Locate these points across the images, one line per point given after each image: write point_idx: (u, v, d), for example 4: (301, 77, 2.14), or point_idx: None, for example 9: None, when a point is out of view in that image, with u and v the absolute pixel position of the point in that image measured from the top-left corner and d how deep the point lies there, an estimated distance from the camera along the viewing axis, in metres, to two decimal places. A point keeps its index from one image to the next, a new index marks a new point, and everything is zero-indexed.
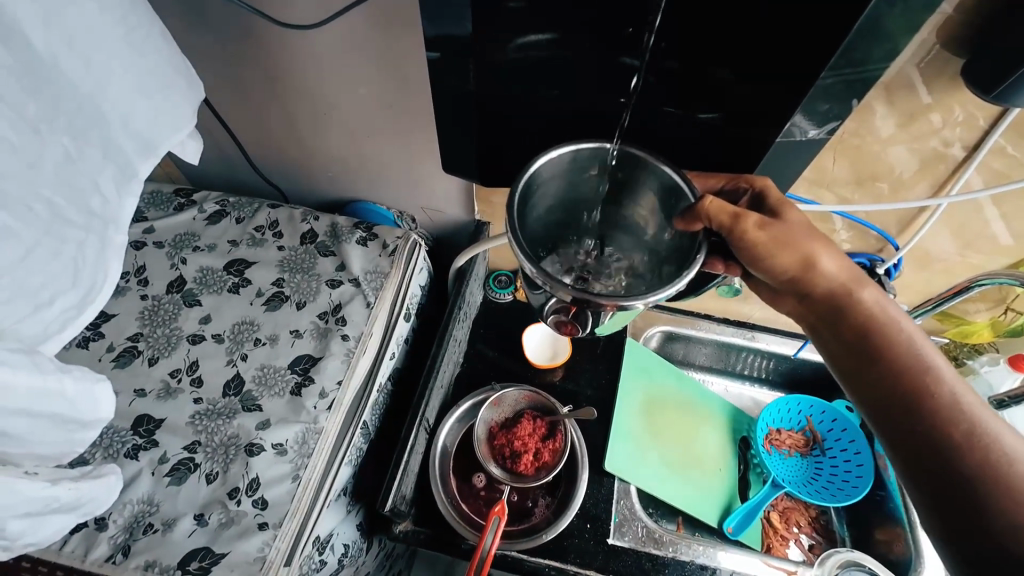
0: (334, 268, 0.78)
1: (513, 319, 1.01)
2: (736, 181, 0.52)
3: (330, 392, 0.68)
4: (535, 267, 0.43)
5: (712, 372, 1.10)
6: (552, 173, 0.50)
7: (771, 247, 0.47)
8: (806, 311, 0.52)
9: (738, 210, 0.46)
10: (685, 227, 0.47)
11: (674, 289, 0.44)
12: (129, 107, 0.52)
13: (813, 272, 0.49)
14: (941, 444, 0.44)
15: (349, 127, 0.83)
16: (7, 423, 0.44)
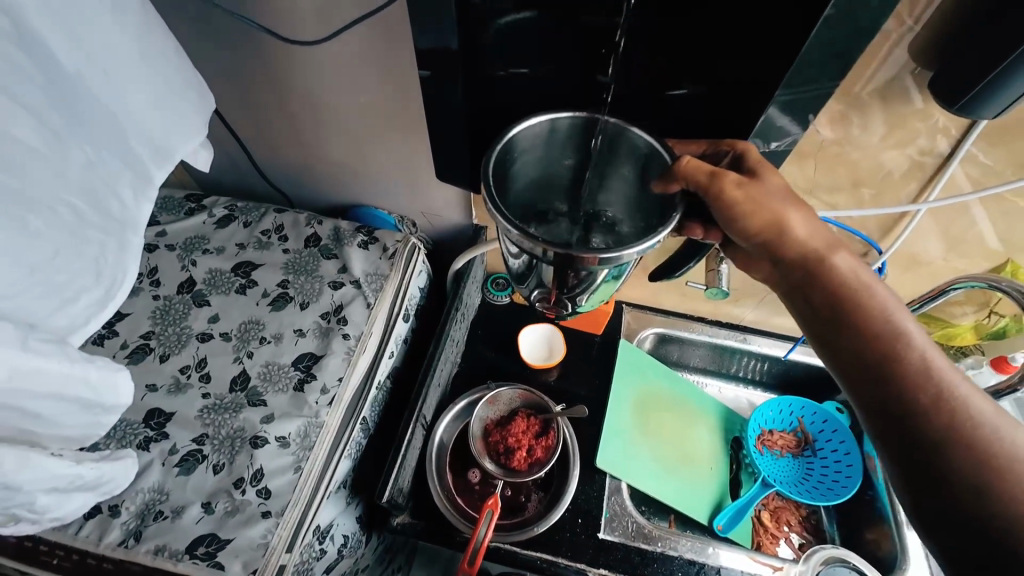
0: (336, 270, 0.82)
1: (510, 321, 1.04)
2: (717, 144, 0.52)
3: (331, 388, 0.71)
4: (513, 224, 0.44)
5: (707, 373, 1.13)
6: (530, 143, 0.51)
7: (746, 207, 0.48)
8: (780, 276, 0.52)
9: (716, 170, 0.47)
10: (662, 187, 0.48)
11: (652, 242, 0.44)
12: (145, 120, 0.56)
13: (785, 236, 0.49)
14: (906, 407, 0.45)
15: (352, 136, 0.87)
16: (37, 407, 0.49)
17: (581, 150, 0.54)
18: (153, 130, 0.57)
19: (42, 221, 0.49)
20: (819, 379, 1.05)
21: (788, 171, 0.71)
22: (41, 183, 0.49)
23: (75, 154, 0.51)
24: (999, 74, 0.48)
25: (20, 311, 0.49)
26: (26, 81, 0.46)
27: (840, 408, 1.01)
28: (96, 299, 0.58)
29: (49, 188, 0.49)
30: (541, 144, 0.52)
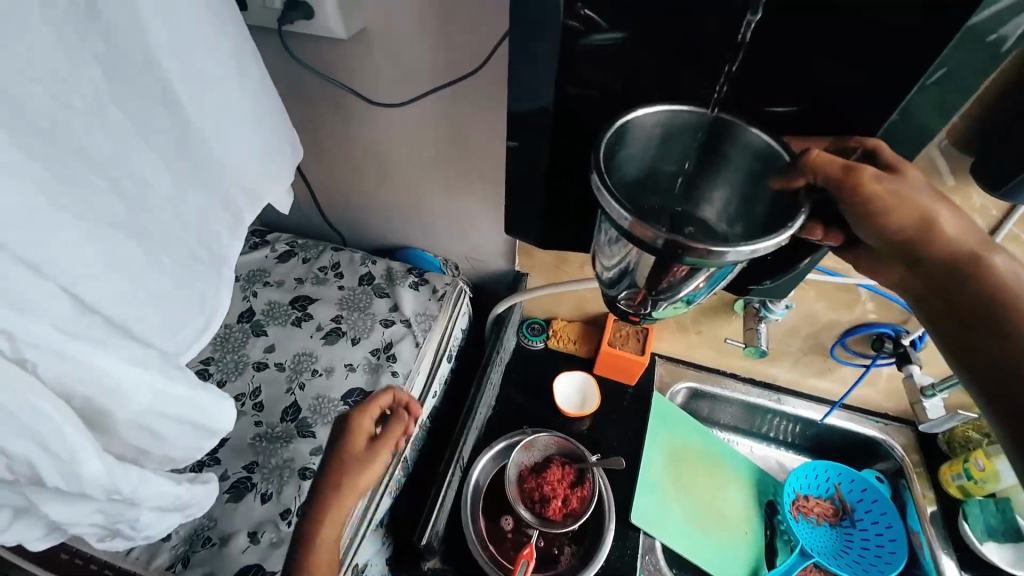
0: (387, 309, 0.85)
1: (545, 367, 1.06)
2: (842, 141, 0.43)
3: (378, 424, 0.73)
4: (617, 205, 0.37)
5: (738, 433, 1.11)
6: (631, 142, 0.41)
7: (891, 203, 0.37)
8: (917, 281, 0.43)
9: (850, 160, 0.36)
10: (783, 184, 0.38)
11: (777, 241, 0.36)
12: (247, 168, 0.61)
13: (933, 235, 0.40)
14: None
15: (410, 184, 0.93)
16: (161, 425, 0.49)
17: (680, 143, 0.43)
18: (254, 177, 0.62)
19: (170, 257, 0.53)
20: (856, 445, 1.03)
21: None
22: (172, 224, 0.53)
23: (197, 200, 0.56)
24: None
25: (145, 336, 0.51)
26: (167, 134, 0.51)
27: (879, 477, 0.99)
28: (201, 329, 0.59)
29: (177, 227, 0.54)
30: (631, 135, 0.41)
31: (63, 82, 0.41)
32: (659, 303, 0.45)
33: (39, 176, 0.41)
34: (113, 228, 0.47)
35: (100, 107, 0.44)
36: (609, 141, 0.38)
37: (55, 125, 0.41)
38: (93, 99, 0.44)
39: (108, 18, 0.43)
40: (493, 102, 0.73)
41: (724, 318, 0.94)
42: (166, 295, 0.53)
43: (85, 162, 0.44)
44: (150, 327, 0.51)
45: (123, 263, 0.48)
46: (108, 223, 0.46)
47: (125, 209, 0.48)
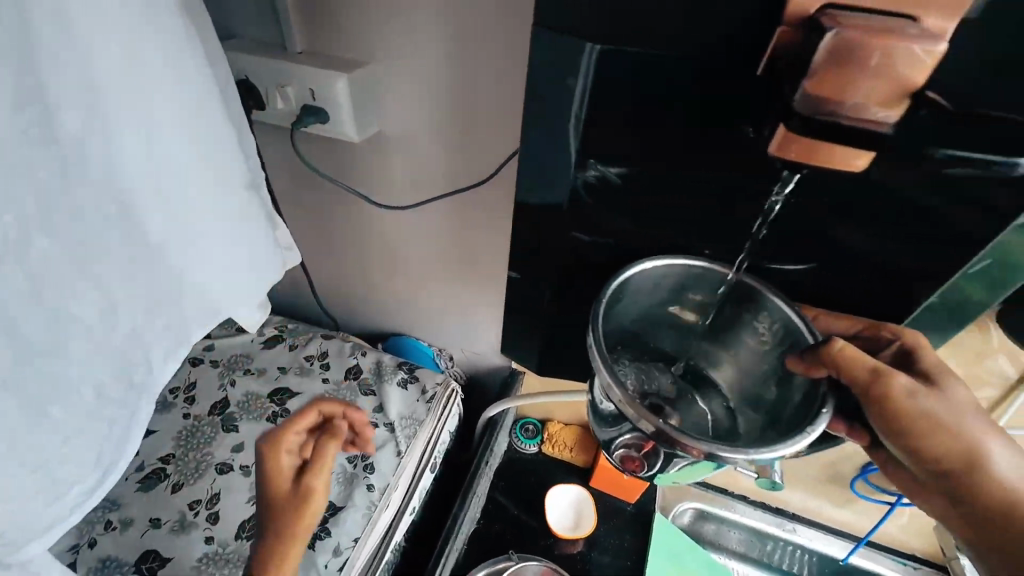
0: (371, 409, 0.79)
1: (538, 475, 0.97)
2: (876, 328, 0.49)
3: (344, 550, 0.65)
4: (609, 376, 0.41)
5: (746, 563, 0.99)
6: (641, 287, 0.51)
7: (925, 429, 0.40)
8: (953, 511, 0.42)
9: (877, 365, 0.41)
10: (802, 370, 0.44)
11: (778, 450, 0.39)
12: (196, 259, 0.48)
13: (979, 476, 0.39)
14: None
15: (411, 275, 0.91)
16: None
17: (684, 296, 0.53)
18: (258, 288, 0.56)
19: (145, 382, 0.46)
20: None
21: None
22: (134, 355, 0.44)
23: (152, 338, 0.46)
24: None
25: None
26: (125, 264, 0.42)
27: None
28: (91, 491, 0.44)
29: (159, 351, 0.47)
30: (659, 284, 0.52)
31: (35, 208, 0.35)
32: (669, 461, 0.44)
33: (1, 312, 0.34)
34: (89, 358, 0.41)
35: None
36: (603, 298, 0.46)
37: (39, 254, 0.36)
38: (109, 218, 0.40)
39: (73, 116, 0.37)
40: (500, 208, 0.73)
41: None
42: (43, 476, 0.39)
43: (73, 283, 0.38)
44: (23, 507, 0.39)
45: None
46: (84, 356, 0.40)
47: (81, 352, 0.40)
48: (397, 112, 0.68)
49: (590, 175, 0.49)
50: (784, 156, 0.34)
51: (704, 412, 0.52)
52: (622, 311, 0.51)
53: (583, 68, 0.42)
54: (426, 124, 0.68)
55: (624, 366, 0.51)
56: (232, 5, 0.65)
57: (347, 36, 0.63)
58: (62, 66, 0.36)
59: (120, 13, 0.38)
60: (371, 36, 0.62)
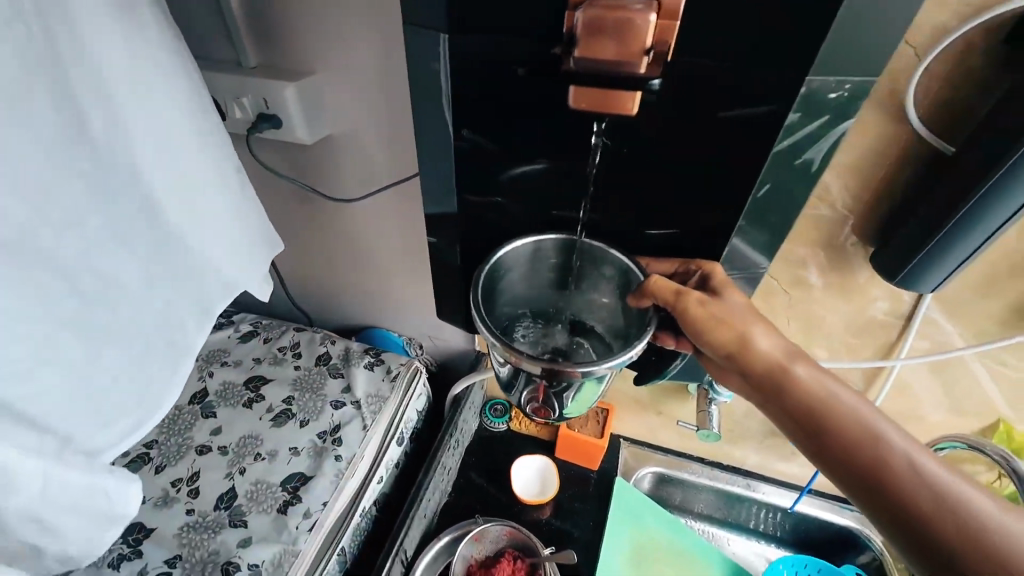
0: (340, 389, 0.86)
1: (506, 449, 1.03)
2: (687, 263, 0.52)
3: (314, 513, 0.71)
4: (491, 334, 0.47)
5: (712, 522, 1.05)
6: (502, 273, 0.54)
7: (709, 323, 0.47)
8: (747, 389, 0.49)
9: (681, 287, 0.47)
10: (635, 303, 0.49)
11: (627, 354, 0.45)
12: (211, 243, 0.58)
13: (748, 352, 0.47)
14: (918, 511, 0.42)
15: (373, 268, 0.97)
16: (62, 521, 0.47)
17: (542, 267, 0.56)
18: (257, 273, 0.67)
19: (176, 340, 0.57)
20: (833, 537, 0.98)
21: None
22: (169, 318, 0.56)
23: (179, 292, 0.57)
24: (916, 264, 0.54)
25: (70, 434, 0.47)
26: (156, 236, 0.53)
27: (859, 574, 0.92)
28: (134, 425, 0.54)
29: (190, 318, 0.58)
30: (526, 259, 0.55)
31: (90, 194, 0.46)
32: (562, 399, 0.51)
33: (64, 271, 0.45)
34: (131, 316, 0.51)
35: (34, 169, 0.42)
36: (471, 292, 0.50)
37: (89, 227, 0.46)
38: (143, 203, 0.51)
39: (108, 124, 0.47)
40: None
41: (679, 399, 0.95)
42: (104, 390, 0.50)
43: (115, 254, 0.49)
44: (89, 410, 0.49)
45: (61, 360, 0.46)
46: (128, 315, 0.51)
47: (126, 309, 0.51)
48: (343, 114, 0.75)
49: (466, 144, 0.52)
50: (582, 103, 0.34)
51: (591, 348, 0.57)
52: (497, 290, 0.54)
53: (439, 54, 0.45)
54: (369, 123, 0.75)
55: (512, 336, 0.57)
56: (190, 28, 0.73)
57: (292, 49, 0.71)
58: (94, 79, 0.45)
59: (128, 41, 0.48)
60: (313, 48, 0.70)
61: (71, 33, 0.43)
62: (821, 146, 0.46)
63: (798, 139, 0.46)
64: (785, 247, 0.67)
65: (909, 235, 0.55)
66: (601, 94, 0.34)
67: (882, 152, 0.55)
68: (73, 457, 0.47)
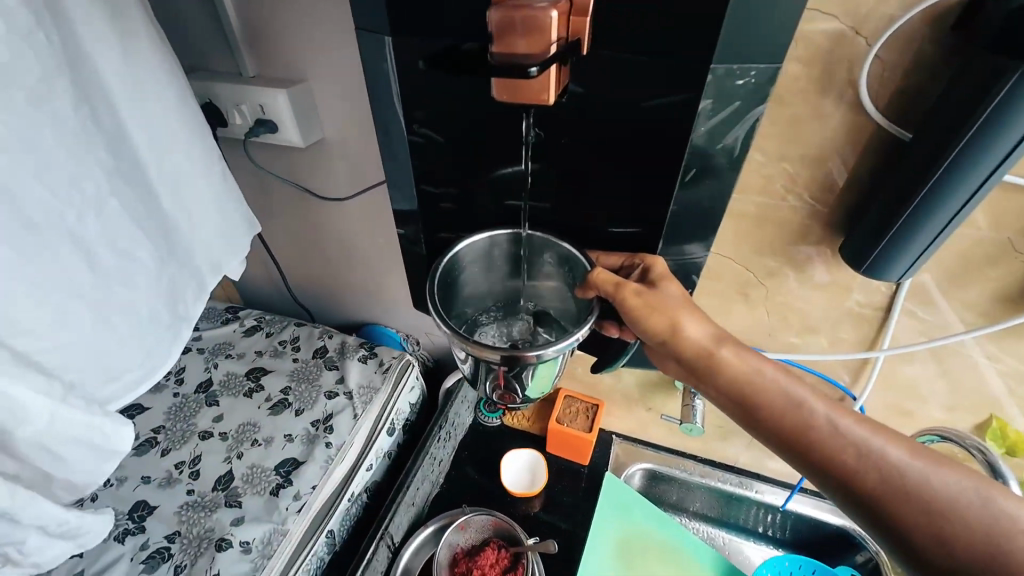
0: (334, 380, 0.90)
1: (499, 443, 1.05)
2: (631, 258, 0.57)
3: (303, 495, 0.75)
4: (444, 325, 0.50)
5: (705, 521, 1.04)
6: (463, 267, 0.58)
7: (646, 312, 0.52)
8: (686, 371, 0.54)
9: (621, 280, 0.52)
10: (583, 295, 0.54)
11: (575, 337, 0.49)
12: (203, 229, 0.68)
13: (681, 338, 0.52)
14: (843, 465, 0.49)
15: (369, 265, 1.01)
16: (64, 451, 0.54)
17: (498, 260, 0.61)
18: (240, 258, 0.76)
19: (170, 307, 0.66)
20: (829, 537, 0.96)
21: (743, 314, 0.76)
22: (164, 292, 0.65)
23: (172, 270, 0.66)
24: (880, 253, 0.55)
25: (77, 384, 0.56)
26: (154, 221, 0.62)
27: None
28: (135, 382, 0.63)
29: (184, 295, 0.68)
30: (480, 254, 0.59)
31: (99, 182, 0.55)
32: (520, 384, 0.55)
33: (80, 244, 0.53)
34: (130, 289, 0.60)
35: (53, 158, 0.50)
36: (432, 286, 0.53)
37: (100, 211, 0.55)
38: (142, 193, 0.60)
39: (114, 124, 0.55)
40: None
41: (668, 394, 0.95)
42: (109, 351, 0.59)
43: (121, 235, 0.58)
44: (96, 369, 0.57)
45: (76, 320, 0.54)
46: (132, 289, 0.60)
47: (127, 284, 0.59)
48: (333, 117, 0.80)
49: (419, 139, 0.56)
50: (501, 97, 0.38)
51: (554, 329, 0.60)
52: (455, 282, 0.58)
53: (388, 58, 0.50)
54: (357, 124, 0.79)
55: (472, 328, 0.60)
56: (194, 41, 0.79)
57: (284, 57, 0.75)
58: (104, 89, 0.54)
59: (141, 56, 0.57)
60: (304, 56, 0.75)
61: (75, 42, 0.50)
62: (737, 130, 0.47)
63: (712, 125, 0.47)
64: (757, 239, 0.67)
65: (870, 223, 0.55)
66: (519, 87, 0.37)
67: (843, 142, 0.56)
68: (75, 401, 0.54)
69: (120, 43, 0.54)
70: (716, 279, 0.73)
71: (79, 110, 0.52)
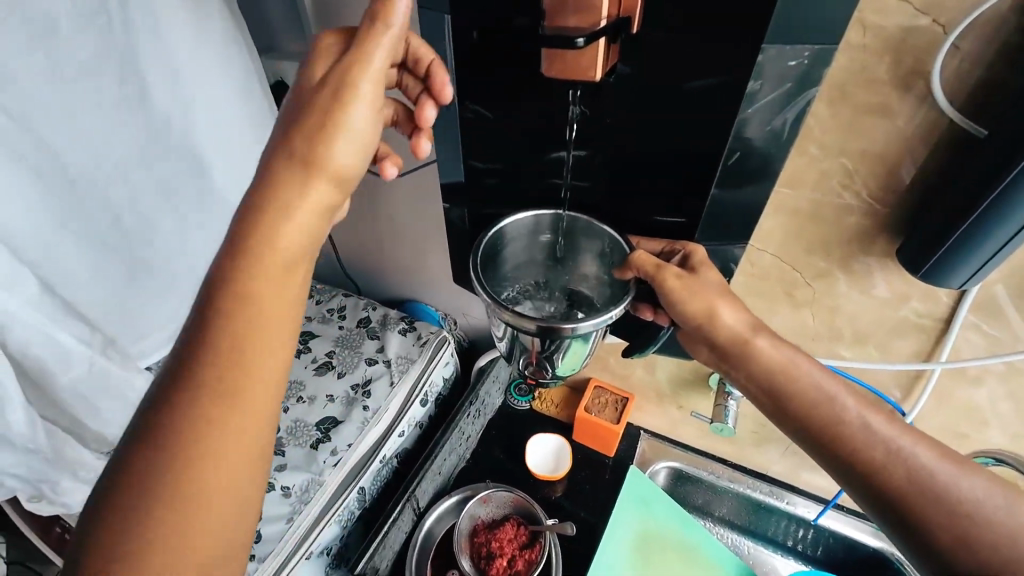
0: (374, 349, 0.95)
1: (525, 426, 1.07)
2: (672, 245, 0.58)
3: (340, 451, 0.80)
4: (484, 291, 0.52)
5: (730, 528, 1.02)
6: (509, 239, 0.60)
7: (685, 294, 0.53)
8: (716, 357, 0.55)
9: (662, 262, 0.53)
10: (619, 274, 0.56)
11: (610, 314, 0.50)
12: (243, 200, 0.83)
13: (714, 324, 0.53)
14: (869, 464, 0.47)
15: (414, 243, 1.05)
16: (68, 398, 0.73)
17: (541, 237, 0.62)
18: None
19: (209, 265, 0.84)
20: (864, 559, 0.91)
21: (787, 316, 0.73)
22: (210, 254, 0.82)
23: (188, 235, 0.81)
24: (939, 257, 0.52)
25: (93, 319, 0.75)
26: (187, 193, 0.77)
27: None
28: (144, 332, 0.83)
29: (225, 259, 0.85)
30: (523, 232, 0.61)
31: (156, 162, 0.72)
32: (551, 359, 0.56)
33: (118, 209, 0.70)
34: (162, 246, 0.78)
35: (118, 142, 0.66)
36: (478, 252, 0.55)
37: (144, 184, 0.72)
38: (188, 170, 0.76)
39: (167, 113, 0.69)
40: None
41: (701, 393, 0.93)
42: (119, 297, 0.77)
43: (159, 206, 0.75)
44: (98, 310, 0.75)
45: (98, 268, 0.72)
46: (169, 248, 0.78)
47: (152, 245, 0.76)
48: None
49: (469, 116, 0.59)
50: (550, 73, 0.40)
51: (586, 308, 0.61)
52: (497, 257, 0.60)
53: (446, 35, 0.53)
54: None
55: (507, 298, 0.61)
56: (268, 21, 0.84)
57: None
58: (160, 84, 0.67)
59: (200, 53, 0.68)
60: None
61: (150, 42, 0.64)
62: (789, 112, 0.48)
63: (761, 107, 0.47)
64: (808, 237, 0.65)
65: (932, 223, 0.52)
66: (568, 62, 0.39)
67: (910, 137, 0.53)
68: (112, 354, 0.76)
69: (189, 35, 0.66)
70: (761, 277, 0.70)
71: (143, 103, 0.67)
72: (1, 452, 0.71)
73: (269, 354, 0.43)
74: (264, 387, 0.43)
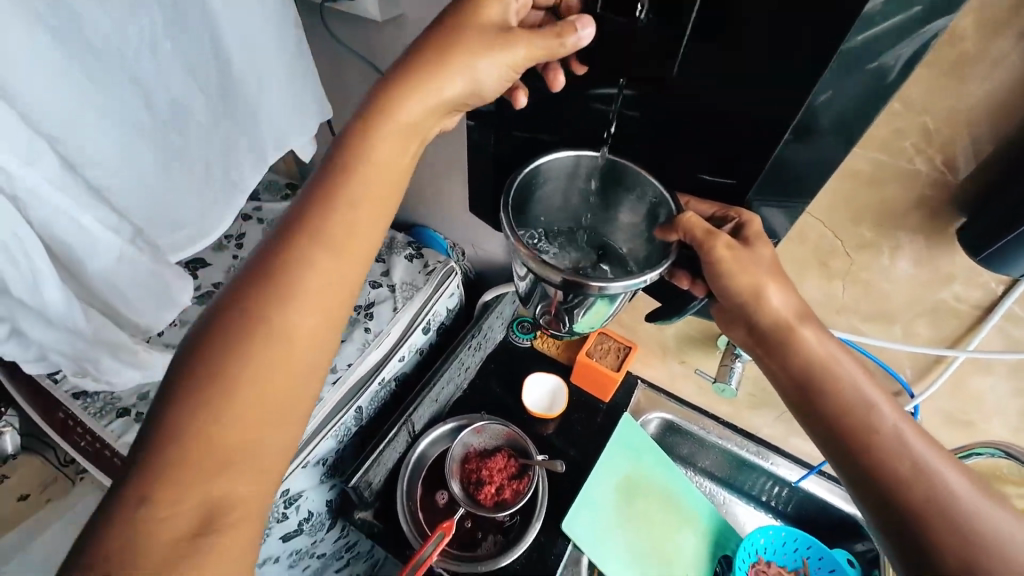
0: (379, 272, 0.92)
1: (525, 364, 1.07)
2: (726, 210, 0.54)
3: (339, 370, 0.79)
4: (512, 234, 0.49)
5: (711, 479, 1.06)
6: (549, 177, 0.55)
7: (731, 266, 0.50)
8: (752, 338, 0.54)
9: (713, 228, 0.49)
10: (662, 235, 0.51)
11: (645, 277, 0.46)
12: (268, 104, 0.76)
13: (759, 303, 0.51)
14: (889, 476, 0.45)
15: (428, 164, 0.99)
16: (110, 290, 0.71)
17: (585, 183, 0.56)
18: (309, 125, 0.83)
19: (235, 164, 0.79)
20: (836, 522, 0.95)
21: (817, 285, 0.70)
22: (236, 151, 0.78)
23: (221, 131, 0.75)
24: (1008, 242, 0.49)
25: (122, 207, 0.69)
26: (209, 79, 0.70)
27: (849, 560, 0.90)
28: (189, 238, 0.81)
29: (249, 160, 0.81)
30: (561, 174, 0.56)
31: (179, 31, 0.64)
32: (572, 314, 0.53)
33: (138, 82, 0.63)
34: (187, 135, 0.72)
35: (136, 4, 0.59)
36: (512, 191, 0.51)
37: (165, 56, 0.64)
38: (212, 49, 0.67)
39: None
40: None
41: (707, 352, 0.92)
42: (156, 191, 0.72)
43: (185, 88, 0.68)
44: (130, 201, 0.70)
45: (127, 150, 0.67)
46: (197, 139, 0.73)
47: (177, 131, 0.71)
48: None
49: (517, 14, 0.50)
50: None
51: (618, 266, 0.56)
52: (531, 196, 0.55)
53: None
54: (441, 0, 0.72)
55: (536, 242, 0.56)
56: None
57: None
58: None
59: None
60: None
61: None
62: (903, 48, 0.41)
63: (873, 38, 0.40)
64: (862, 204, 0.59)
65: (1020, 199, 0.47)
66: None
67: (1011, 100, 0.47)
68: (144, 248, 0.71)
69: None
70: (799, 241, 0.66)
71: None
72: (46, 331, 0.68)
73: (309, 310, 0.44)
74: (298, 338, 0.43)
